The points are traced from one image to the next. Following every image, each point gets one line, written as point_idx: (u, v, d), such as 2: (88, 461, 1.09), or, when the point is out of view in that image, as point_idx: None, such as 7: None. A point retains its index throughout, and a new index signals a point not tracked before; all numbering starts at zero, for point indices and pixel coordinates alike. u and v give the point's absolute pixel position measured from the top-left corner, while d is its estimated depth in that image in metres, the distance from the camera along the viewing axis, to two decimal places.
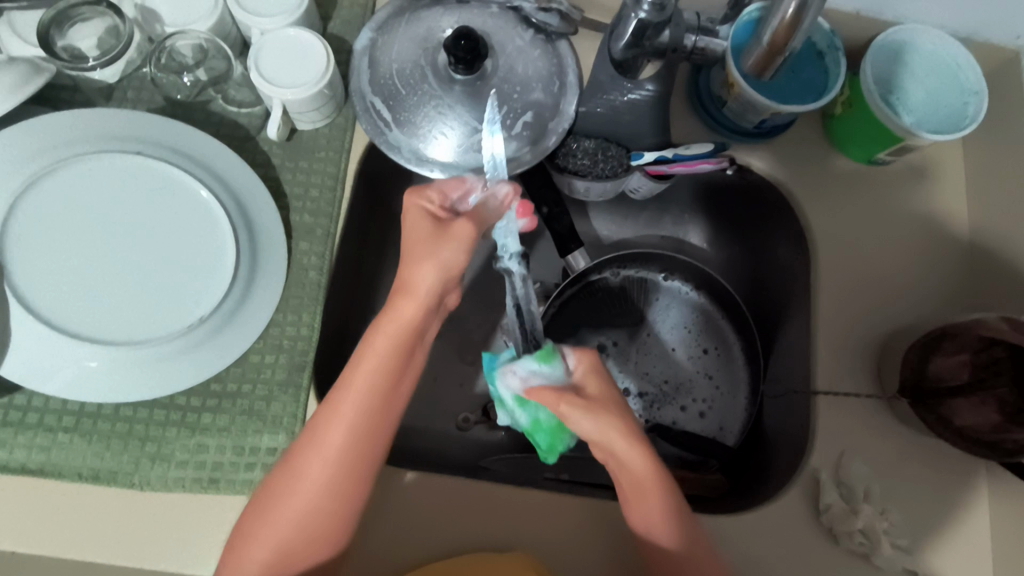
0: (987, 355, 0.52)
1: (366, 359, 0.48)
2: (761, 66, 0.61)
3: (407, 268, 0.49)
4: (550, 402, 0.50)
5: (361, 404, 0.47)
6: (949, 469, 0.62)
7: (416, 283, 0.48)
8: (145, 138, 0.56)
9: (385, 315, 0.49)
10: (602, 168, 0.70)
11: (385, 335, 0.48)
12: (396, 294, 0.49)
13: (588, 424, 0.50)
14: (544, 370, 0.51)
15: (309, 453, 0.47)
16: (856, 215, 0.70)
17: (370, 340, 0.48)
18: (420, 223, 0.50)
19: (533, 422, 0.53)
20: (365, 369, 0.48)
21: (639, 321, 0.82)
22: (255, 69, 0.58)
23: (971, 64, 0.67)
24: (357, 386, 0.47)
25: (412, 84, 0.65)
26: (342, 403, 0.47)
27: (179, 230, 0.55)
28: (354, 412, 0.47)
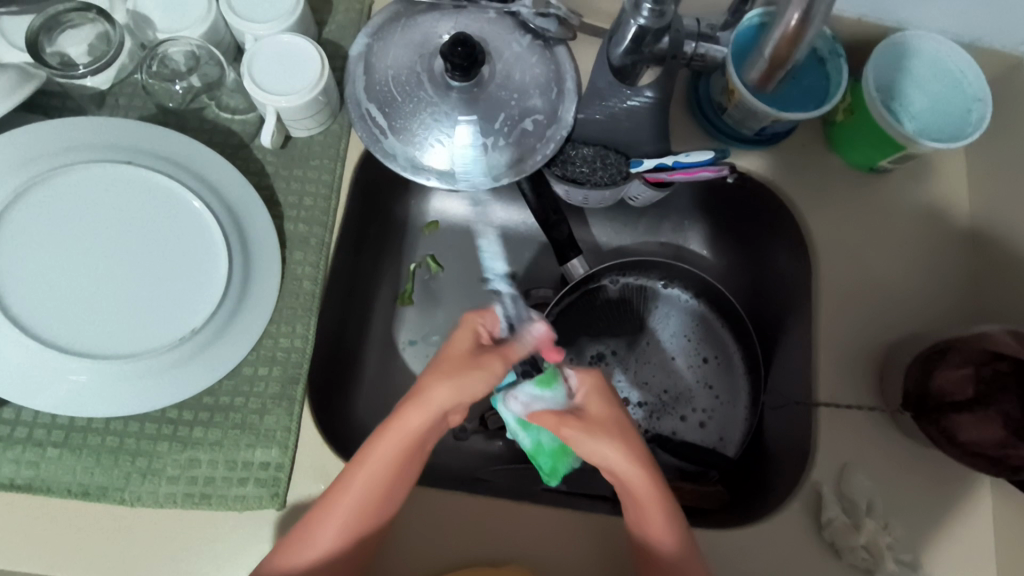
0: (990, 369, 0.52)
1: (372, 457, 0.49)
2: (764, 80, 0.61)
3: (432, 377, 0.51)
4: (549, 423, 0.53)
5: (362, 506, 0.49)
6: (953, 483, 0.61)
7: (440, 400, 0.50)
8: (137, 148, 0.55)
9: (399, 416, 0.50)
10: (600, 176, 0.70)
11: (393, 438, 0.49)
12: (413, 401, 0.50)
13: (587, 443, 0.51)
14: (544, 395, 0.56)
15: (298, 550, 0.48)
16: (858, 224, 0.69)
17: (377, 445, 0.49)
18: (474, 383, 0.51)
19: (536, 444, 0.62)
20: (370, 470, 0.49)
21: (638, 330, 0.81)
22: (248, 76, 0.57)
23: (975, 71, 0.66)
24: (359, 489, 0.49)
25: (407, 90, 0.64)
26: (347, 495, 0.49)
27: (171, 241, 0.54)
28: (355, 513, 0.48)
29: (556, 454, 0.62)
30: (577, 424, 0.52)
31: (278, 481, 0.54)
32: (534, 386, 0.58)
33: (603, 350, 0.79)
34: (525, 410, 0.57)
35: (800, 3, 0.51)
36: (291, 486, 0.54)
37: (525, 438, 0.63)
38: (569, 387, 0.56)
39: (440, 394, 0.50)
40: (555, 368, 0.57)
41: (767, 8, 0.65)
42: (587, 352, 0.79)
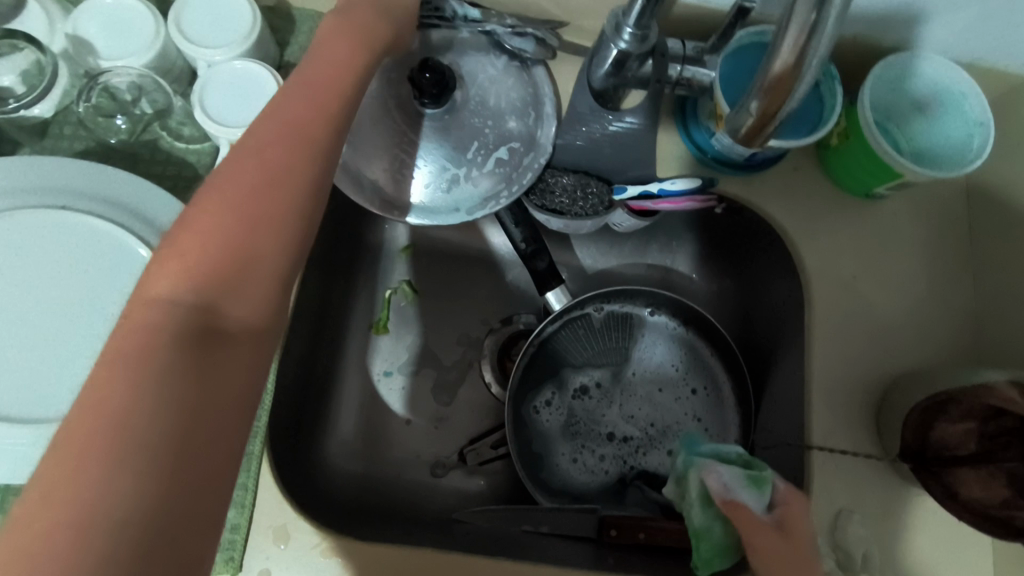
0: (995, 424, 0.48)
1: (237, 201, 0.40)
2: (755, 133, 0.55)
3: (258, 151, 0.41)
4: (740, 521, 0.48)
5: (244, 212, 0.40)
6: (955, 533, 0.57)
7: (319, 93, 0.45)
8: (76, 189, 0.51)
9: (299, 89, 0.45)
10: (581, 206, 0.66)
11: (248, 194, 0.40)
12: (266, 121, 0.43)
13: (769, 564, 0.45)
14: (746, 490, 0.49)
15: (216, 214, 0.39)
16: (855, 253, 0.66)
17: (232, 189, 0.40)
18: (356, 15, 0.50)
19: (703, 530, 0.52)
20: (245, 185, 0.40)
21: (624, 359, 0.77)
22: (198, 106, 0.54)
23: (978, 91, 0.62)
24: (235, 212, 0.39)
25: (376, 117, 0.62)
26: (225, 211, 0.39)
27: (114, 290, 0.50)
28: (226, 247, 0.39)
29: (725, 550, 0.52)
30: (778, 542, 0.46)
31: (233, 544, 0.52)
32: (740, 477, 0.51)
33: (585, 378, 0.76)
34: (721, 494, 0.50)
35: (793, 40, 0.44)
36: (248, 551, 0.52)
37: (701, 518, 0.52)
38: (776, 499, 0.49)
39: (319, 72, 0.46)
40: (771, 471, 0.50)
41: (761, 26, 0.60)
42: (570, 383, 0.76)
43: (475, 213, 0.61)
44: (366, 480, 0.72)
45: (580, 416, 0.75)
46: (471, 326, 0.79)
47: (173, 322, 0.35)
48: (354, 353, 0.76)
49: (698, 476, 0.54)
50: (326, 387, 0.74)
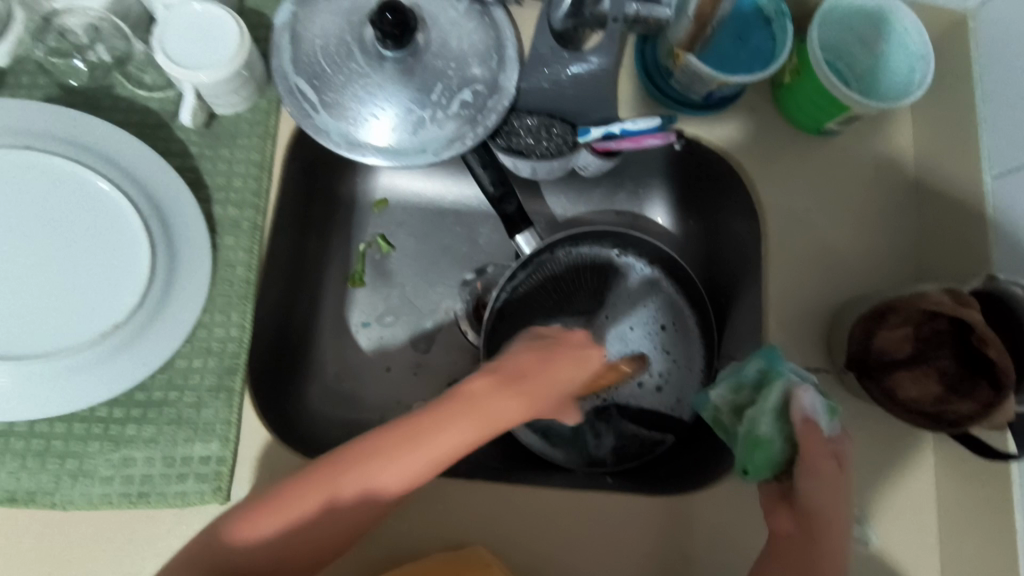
0: (928, 327, 0.53)
1: (493, 415, 0.47)
2: (690, 41, 0.62)
3: (501, 384, 0.48)
4: (811, 443, 0.49)
5: (502, 421, 0.47)
6: (897, 439, 0.62)
7: (475, 434, 0.46)
8: (40, 133, 0.52)
9: (444, 433, 0.45)
10: (546, 146, 0.67)
11: (473, 420, 0.46)
12: (550, 361, 0.52)
13: (821, 491, 0.48)
14: (824, 417, 0.50)
15: (361, 464, 0.45)
16: (810, 187, 0.69)
17: (497, 399, 0.47)
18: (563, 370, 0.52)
19: (766, 438, 0.50)
20: (513, 398, 0.48)
21: (596, 304, 0.79)
22: (159, 49, 0.54)
23: (920, 29, 0.64)
24: (493, 421, 0.47)
25: (338, 62, 0.61)
26: (458, 420, 0.46)
27: (89, 232, 0.52)
28: (449, 449, 0.45)
29: (774, 466, 0.51)
30: (834, 471, 0.48)
31: (219, 475, 0.52)
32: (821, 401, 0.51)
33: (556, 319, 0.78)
34: (805, 413, 0.50)
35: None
36: (233, 478, 0.52)
37: (772, 428, 0.50)
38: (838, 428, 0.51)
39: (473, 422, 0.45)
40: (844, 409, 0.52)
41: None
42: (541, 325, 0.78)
43: (442, 155, 0.62)
44: (348, 427, 0.74)
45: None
46: (445, 275, 0.80)
47: (338, 512, 0.45)
48: (331, 305, 0.77)
49: (781, 389, 0.51)
50: (304, 338, 0.75)
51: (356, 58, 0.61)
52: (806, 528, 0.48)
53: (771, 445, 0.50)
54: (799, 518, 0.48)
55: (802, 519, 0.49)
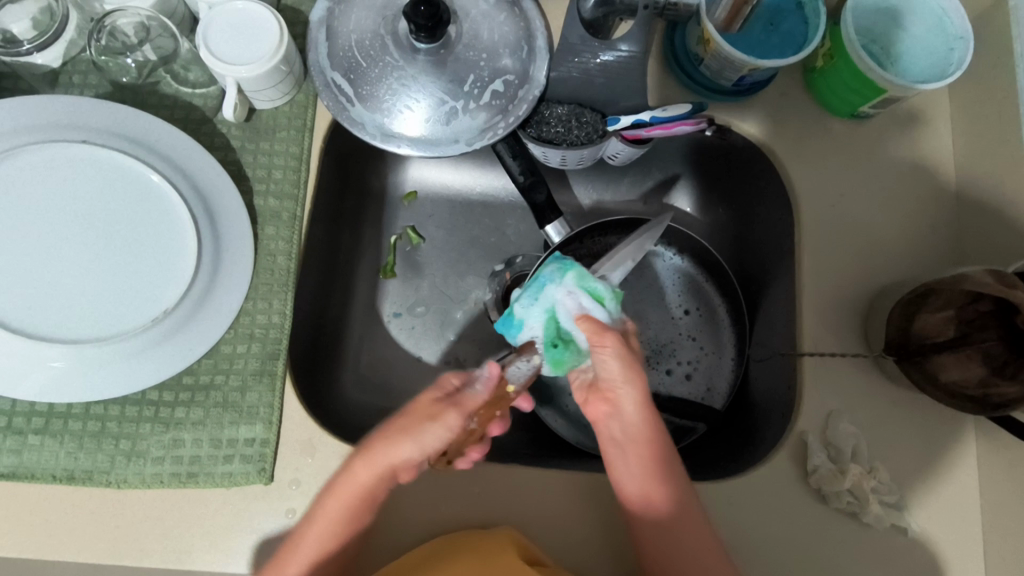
0: (972, 309, 0.53)
1: (383, 454, 0.48)
2: (730, 20, 0.63)
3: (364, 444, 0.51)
4: (592, 329, 0.54)
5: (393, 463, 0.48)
6: (935, 428, 0.61)
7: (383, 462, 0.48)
8: (93, 127, 0.54)
9: (363, 459, 0.49)
10: (576, 135, 0.69)
11: (376, 457, 0.48)
12: (412, 409, 0.49)
13: (615, 365, 0.52)
14: (599, 310, 0.56)
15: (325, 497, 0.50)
16: (843, 171, 0.68)
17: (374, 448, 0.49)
18: (410, 426, 0.49)
19: (546, 321, 0.58)
20: (406, 439, 0.48)
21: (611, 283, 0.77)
22: (204, 46, 0.55)
23: (955, 7, 0.63)
24: (368, 468, 0.49)
25: (372, 55, 0.62)
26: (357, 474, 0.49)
27: (138, 222, 0.54)
28: (368, 483, 0.49)
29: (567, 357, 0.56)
30: (618, 353, 0.52)
31: (263, 456, 0.54)
32: (594, 298, 0.57)
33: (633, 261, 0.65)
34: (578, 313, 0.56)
35: None
36: (277, 460, 0.54)
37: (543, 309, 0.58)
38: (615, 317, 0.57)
39: (383, 446, 0.48)
40: (616, 305, 0.57)
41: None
42: (612, 284, 0.62)
43: (475, 144, 0.63)
44: (382, 414, 0.74)
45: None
46: (475, 266, 0.81)
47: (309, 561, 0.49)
48: (363, 297, 0.79)
49: (557, 296, 0.57)
50: (339, 328, 0.77)
51: (391, 52, 0.62)
52: (609, 402, 0.54)
53: (567, 342, 0.56)
54: (603, 396, 0.54)
55: (603, 394, 0.54)
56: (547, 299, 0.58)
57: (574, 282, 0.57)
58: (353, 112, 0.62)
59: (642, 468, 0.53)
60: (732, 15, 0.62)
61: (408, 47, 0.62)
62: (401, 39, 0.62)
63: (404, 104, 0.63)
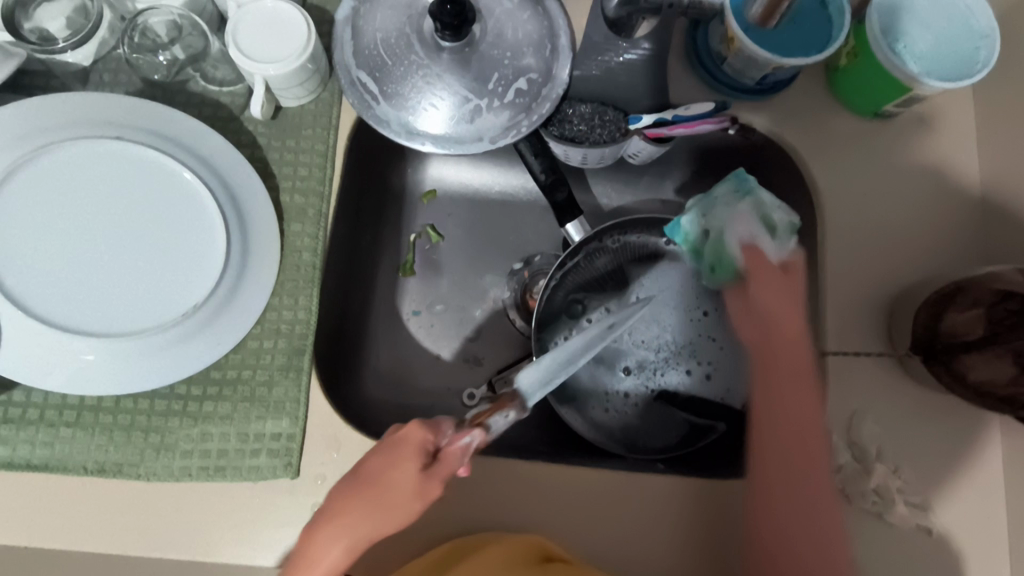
0: (1002, 308, 0.53)
1: (363, 519, 0.44)
2: (766, 18, 0.62)
3: (335, 504, 0.45)
4: (756, 259, 0.58)
5: (371, 531, 0.44)
6: (960, 428, 0.61)
7: (360, 529, 0.44)
8: (125, 124, 0.55)
9: (336, 527, 0.45)
10: (599, 133, 0.70)
11: (351, 525, 0.44)
12: (381, 470, 0.45)
13: (775, 286, 0.56)
14: (764, 239, 0.60)
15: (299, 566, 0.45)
16: (865, 170, 0.68)
17: (348, 514, 0.45)
18: (383, 486, 0.45)
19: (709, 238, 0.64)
20: (381, 504, 0.45)
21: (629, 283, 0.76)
22: (233, 44, 0.56)
23: (982, 7, 0.63)
24: (345, 534, 0.44)
25: (398, 54, 0.63)
26: (329, 540, 0.45)
27: (168, 218, 0.55)
28: (340, 553, 0.44)
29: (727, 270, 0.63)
30: (780, 275, 0.57)
31: (290, 451, 0.54)
32: (766, 222, 0.61)
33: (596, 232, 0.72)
34: (748, 242, 0.60)
35: None
36: (303, 455, 0.54)
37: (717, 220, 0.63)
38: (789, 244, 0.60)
39: (359, 513, 0.44)
40: (789, 234, 0.60)
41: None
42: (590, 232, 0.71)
43: (499, 143, 0.63)
44: (402, 411, 0.75)
45: (604, 353, 0.76)
46: (495, 264, 0.81)
47: None
48: (383, 294, 0.79)
49: (731, 215, 0.62)
50: (360, 326, 0.77)
51: (417, 50, 0.63)
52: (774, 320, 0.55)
53: (727, 257, 0.62)
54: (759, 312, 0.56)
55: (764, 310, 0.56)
56: (715, 220, 0.64)
57: (755, 209, 0.61)
58: (378, 108, 0.62)
59: (793, 390, 0.54)
60: (766, 12, 0.61)
61: (433, 46, 0.62)
62: (426, 37, 0.62)
63: (429, 103, 0.63)
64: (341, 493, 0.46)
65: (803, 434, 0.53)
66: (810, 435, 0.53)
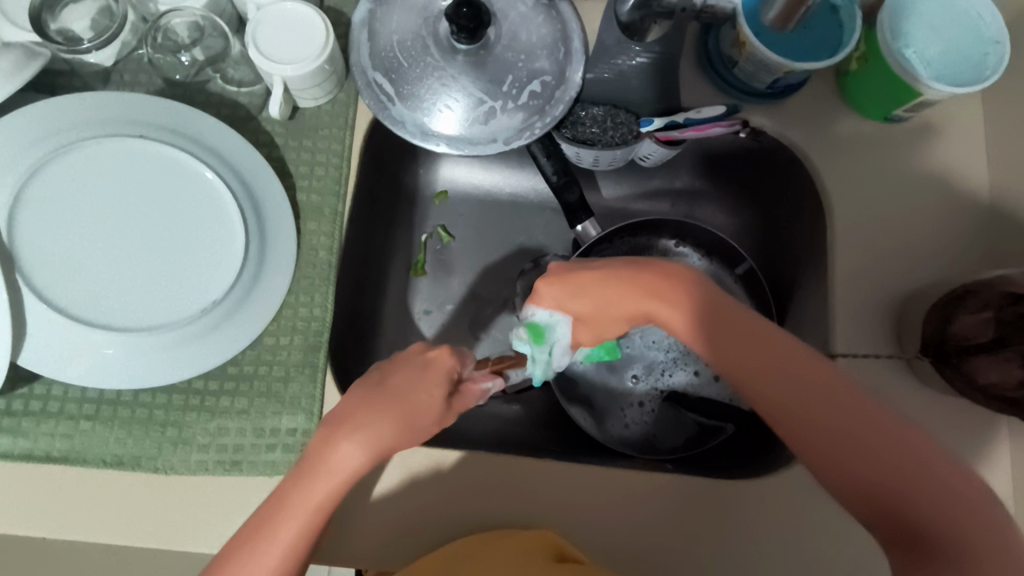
0: (1011, 311, 0.54)
1: (383, 421, 0.45)
2: (784, 19, 0.62)
3: (362, 412, 0.45)
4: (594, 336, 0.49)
5: (390, 434, 0.45)
6: (968, 432, 0.61)
7: (380, 433, 0.45)
8: (147, 122, 0.56)
9: (351, 430, 0.44)
10: (612, 135, 0.71)
11: (370, 429, 0.45)
12: (406, 381, 0.47)
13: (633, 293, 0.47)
14: (561, 336, 0.49)
15: (309, 475, 0.44)
16: (874, 174, 0.69)
17: (367, 416, 0.45)
18: (412, 393, 0.46)
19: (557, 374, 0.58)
20: (402, 411, 0.46)
21: None
22: (253, 46, 0.57)
23: (992, 13, 0.64)
24: (365, 440, 0.44)
25: (414, 56, 0.64)
26: (345, 443, 0.44)
27: (187, 215, 0.56)
28: (355, 460, 0.44)
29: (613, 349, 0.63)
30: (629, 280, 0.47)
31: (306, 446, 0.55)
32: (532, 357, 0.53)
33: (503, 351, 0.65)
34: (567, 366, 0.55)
35: None
36: None
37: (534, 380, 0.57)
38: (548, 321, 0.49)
39: (379, 415, 0.45)
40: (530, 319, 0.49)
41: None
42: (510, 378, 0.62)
43: (511, 144, 0.64)
44: None
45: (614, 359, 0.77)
46: (505, 264, 0.82)
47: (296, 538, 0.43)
48: (394, 292, 0.80)
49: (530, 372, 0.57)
50: (371, 324, 0.78)
51: (432, 52, 0.64)
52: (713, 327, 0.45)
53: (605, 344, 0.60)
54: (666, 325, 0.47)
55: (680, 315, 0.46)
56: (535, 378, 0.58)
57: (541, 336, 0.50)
58: (392, 109, 0.63)
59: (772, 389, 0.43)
60: (784, 15, 0.62)
61: (449, 48, 0.63)
62: (442, 39, 0.63)
63: (442, 105, 0.64)
64: (355, 400, 0.46)
65: (838, 432, 0.42)
66: (851, 424, 0.42)
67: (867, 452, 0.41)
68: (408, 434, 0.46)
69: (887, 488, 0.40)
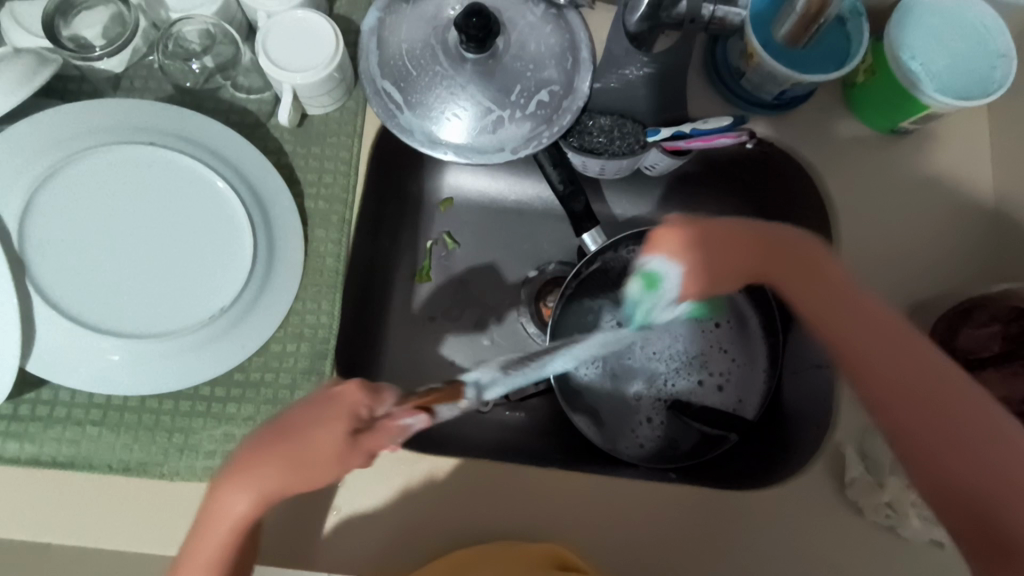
0: (1017, 326, 0.56)
1: (267, 474, 0.43)
2: (797, 34, 0.63)
3: (256, 459, 0.44)
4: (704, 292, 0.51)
5: (282, 483, 0.43)
6: None
7: (264, 484, 0.43)
8: (158, 128, 0.56)
9: (241, 475, 0.44)
10: (619, 145, 0.70)
11: (259, 478, 0.43)
12: (297, 427, 0.44)
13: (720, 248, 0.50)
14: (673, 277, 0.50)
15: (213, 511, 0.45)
16: (881, 185, 0.69)
17: (255, 464, 0.44)
18: (299, 442, 0.43)
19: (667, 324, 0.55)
20: (290, 463, 0.43)
21: None
22: (264, 54, 0.57)
23: (1000, 27, 0.64)
24: (251, 489, 0.44)
25: (423, 64, 0.64)
26: (233, 490, 0.44)
27: (196, 221, 0.56)
28: (243, 506, 0.44)
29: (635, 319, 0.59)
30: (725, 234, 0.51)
31: None
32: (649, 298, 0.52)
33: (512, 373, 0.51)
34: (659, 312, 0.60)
35: None
36: None
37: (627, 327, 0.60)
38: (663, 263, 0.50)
39: (261, 468, 0.43)
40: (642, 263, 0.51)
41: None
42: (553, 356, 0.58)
43: (519, 153, 0.64)
44: None
45: (618, 368, 0.77)
46: (510, 272, 0.82)
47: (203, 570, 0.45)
48: (399, 299, 0.80)
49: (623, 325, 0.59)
50: (376, 330, 0.78)
51: (441, 61, 0.64)
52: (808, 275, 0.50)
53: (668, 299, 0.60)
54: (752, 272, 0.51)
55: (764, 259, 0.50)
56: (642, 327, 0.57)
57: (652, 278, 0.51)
58: (400, 117, 0.63)
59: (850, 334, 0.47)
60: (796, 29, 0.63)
61: (458, 57, 0.64)
62: (451, 49, 0.64)
63: (450, 113, 0.64)
64: (256, 442, 0.44)
65: (905, 384, 0.45)
66: (915, 379, 0.45)
67: (940, 406, 0.44)
68: (306, 483, 0.44)
69: (947, 440, 0.44)
